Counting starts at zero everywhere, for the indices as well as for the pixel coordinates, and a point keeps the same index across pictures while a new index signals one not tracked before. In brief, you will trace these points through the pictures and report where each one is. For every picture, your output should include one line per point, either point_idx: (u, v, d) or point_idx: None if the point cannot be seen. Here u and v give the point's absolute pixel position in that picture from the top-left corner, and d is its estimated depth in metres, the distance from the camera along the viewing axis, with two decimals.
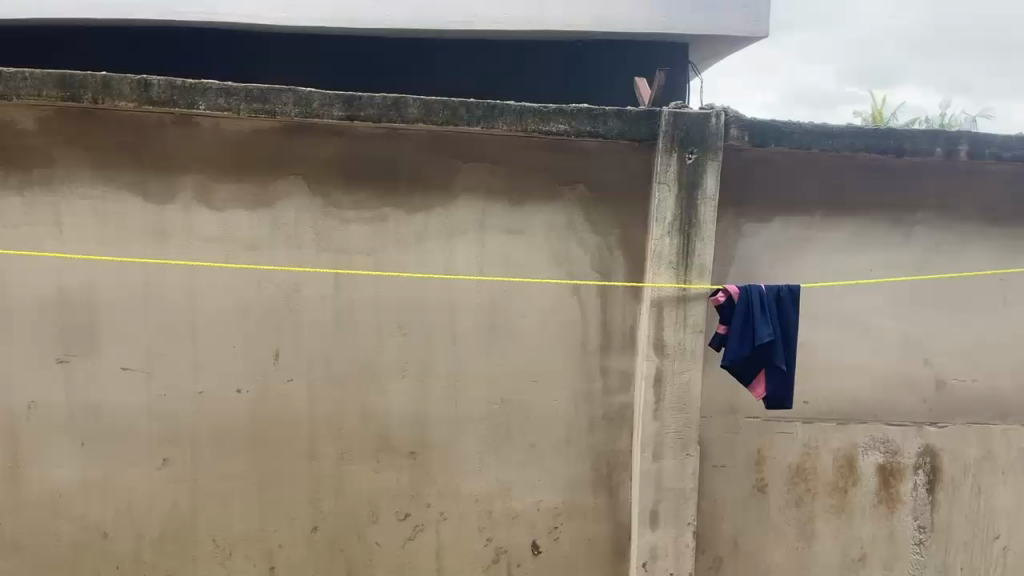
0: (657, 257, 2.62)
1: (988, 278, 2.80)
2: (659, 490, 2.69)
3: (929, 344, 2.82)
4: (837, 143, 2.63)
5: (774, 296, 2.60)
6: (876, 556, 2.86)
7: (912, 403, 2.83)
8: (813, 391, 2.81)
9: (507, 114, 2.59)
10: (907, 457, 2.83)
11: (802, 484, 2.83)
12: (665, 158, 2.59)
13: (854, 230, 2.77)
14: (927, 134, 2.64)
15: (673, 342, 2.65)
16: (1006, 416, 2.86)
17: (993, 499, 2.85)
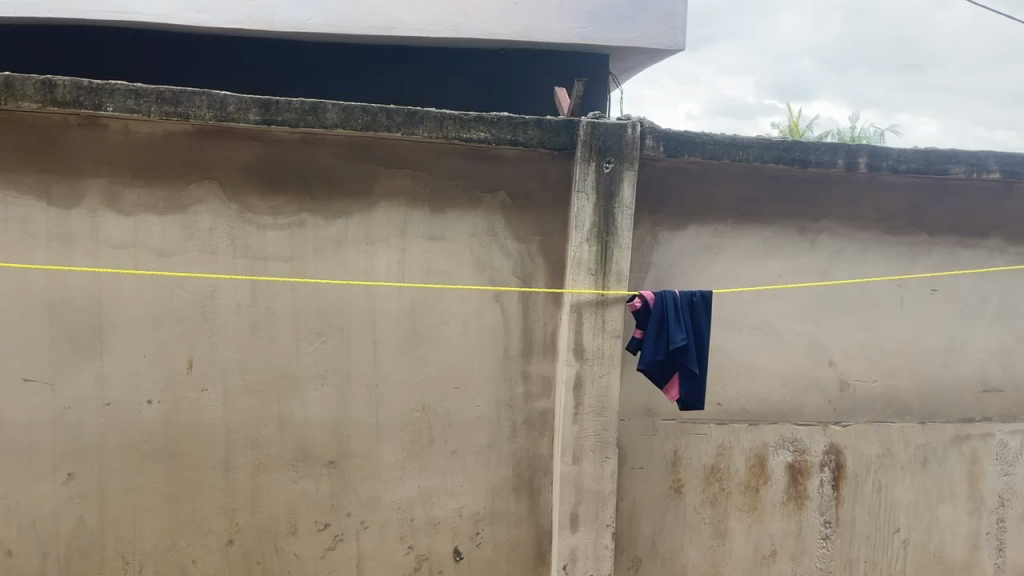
0: (576, 264, 2.67)
1: (887, 284, 2.95)
2: (579, 493, 2.73)
3: (833, 347, 2.95)
4: (746, 155, 2.73)
5: (688, 302, 2.68)
6: (785, 552, 2.97)
7: (818, 404, 2.96)
8: (726, 393, 2.91)
9: (428, 120, 2.60)
10: (814, 455, 2.96)
11: (715, 483, 2.92)
12: (583, 167, 2.64)
13: (763, 237, 2.89)
14: (830, 147, 2.76)
15: (591, 347, 2.69)
16: (904, 415, 3.01)
17: (894, 494, 2.99)
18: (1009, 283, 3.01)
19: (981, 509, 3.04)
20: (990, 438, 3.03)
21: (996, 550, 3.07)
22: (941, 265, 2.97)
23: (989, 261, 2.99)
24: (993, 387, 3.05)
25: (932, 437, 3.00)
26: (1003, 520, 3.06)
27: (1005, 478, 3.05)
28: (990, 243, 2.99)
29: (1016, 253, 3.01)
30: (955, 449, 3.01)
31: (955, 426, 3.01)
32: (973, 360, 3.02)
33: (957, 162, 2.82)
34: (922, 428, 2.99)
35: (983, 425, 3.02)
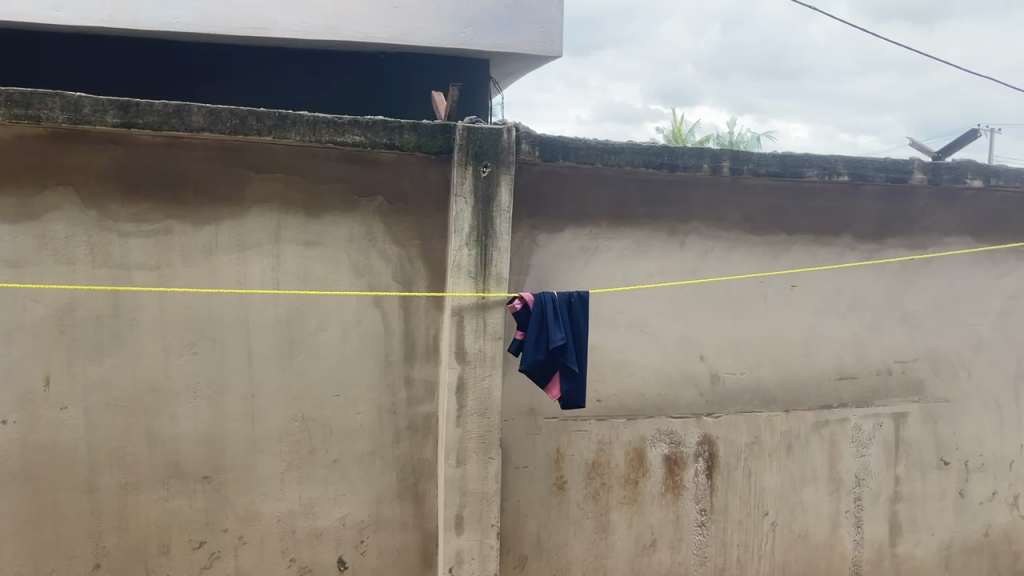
0: (456, 267, 2.68)
1: (752, 281, 3.12)
2: (463, 495, 2.74)
3: (704, 342, 3.09)
4: (619, 159, 2.82)
5: (566, 303, 2.74)
6: (664, 541, 3.09)
7: (691, 397, 3.09)
8: (605, 390, 3.00)
9: (300, 124, 2.55)
10: (689, 446, 3.09)
11: (597, 478, 3.00)
12: (461, 172, 2.65)
13: (637, 239, 2.99)
14: (696, 151, 2.90)
15: (473, 350, 2.71)
16: (771, 404, 3.18)
17: (762, 480, 3.17)
18: (859, 278, 3.23)
19: (840, 489, 3.25)
20: (846, 422, 3.24)
21: (855, 527, 3.28)
22: (799, 262, 3.17)
23: (841, 257, 3.21)
24: (849, 374, 3.26)
25: (795, 424, 3.19)
26: (860, 498, 3.28)
27: (861, 459, 3.27)
28: (841, 241, 3.21)
29: (865, 250, 3.24)
30: (815, 435, 3.21)
31: (815, 413, 3.21)
32: (830, 350, 3.23)
33: (810, 165, 3.01)
34: (785, 415, 3.18)
35: (839, 411, 3.24)
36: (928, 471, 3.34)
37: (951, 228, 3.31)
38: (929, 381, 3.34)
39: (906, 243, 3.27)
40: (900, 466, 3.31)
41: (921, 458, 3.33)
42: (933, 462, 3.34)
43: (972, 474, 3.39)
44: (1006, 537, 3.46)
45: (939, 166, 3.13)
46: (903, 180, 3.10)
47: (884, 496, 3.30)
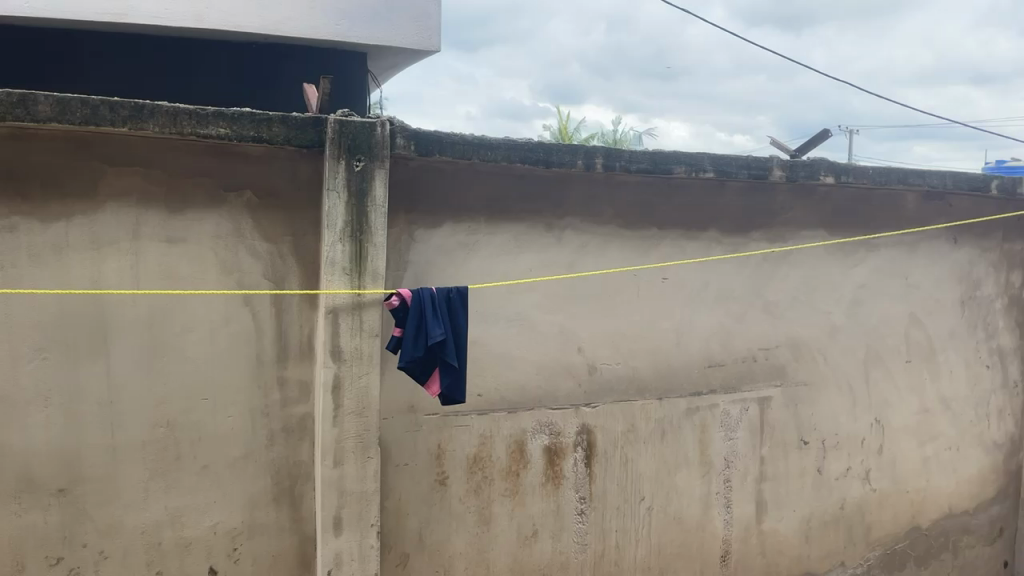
0: (331, 264, 2.62)
1: (626, 274, 3.22)
2: (341, 496, 2.69)
3: (581, 334, 3.16)
4: (494, 154, 2.84)
5: (444, 299, 2.73)
6: (545, 531, 3.14)
7: (570, 388, 3.16)
8: (485, 384, 3.01)
9: (159, 115, 2.42)
10: (568, 437, 3.15)
11: (479, 472, 3.02)
12: (333, 166, 2.59)
13: (514, 233, 3.02)
14: (570, 148, 2.95)
15: (349, 348, 2.66)
16: (645, 393, 3.29)
17: (638, 466, 3.27)
18: (726, 270, 3.39)
19: (711, 472, 3.41)
20: (715, 407, 3.40)
21: (724, 507, 3.45)
22: (670, 256, 3.29)
23: (708, 251, 3.36)
24: (717, 362, 3.42)
25: (668, 411, 3.31)
26: (729, 479, 3.45)
27: (729, 443, 3.44)
28: (708, 235, 3.35)
29: (730, 243, 3.40)
30: (687, 421, 3.35)
31: (687, 400, 3.35)
32: (699, 340, 3.38)
33: (677, 162, 3.13)
34: (659, 403, 3.30)
35: (709, 397, 3.39)
36: (790, 451, 3.55)
37: (807, 222, 3.52)
38: (790, 366, 3.55)
39: (767, 236, 3.45)
40: (765, 447, 3.51)
41: (784, 439, 3.54)
42: (794, 442, 3.56)
43: (828, 452, 3.63)
44: (859, 509, 3.72)
45: (795, 164, 3.32)
46: (763, 177, 3.28)
47: (751, 477, 3.49)
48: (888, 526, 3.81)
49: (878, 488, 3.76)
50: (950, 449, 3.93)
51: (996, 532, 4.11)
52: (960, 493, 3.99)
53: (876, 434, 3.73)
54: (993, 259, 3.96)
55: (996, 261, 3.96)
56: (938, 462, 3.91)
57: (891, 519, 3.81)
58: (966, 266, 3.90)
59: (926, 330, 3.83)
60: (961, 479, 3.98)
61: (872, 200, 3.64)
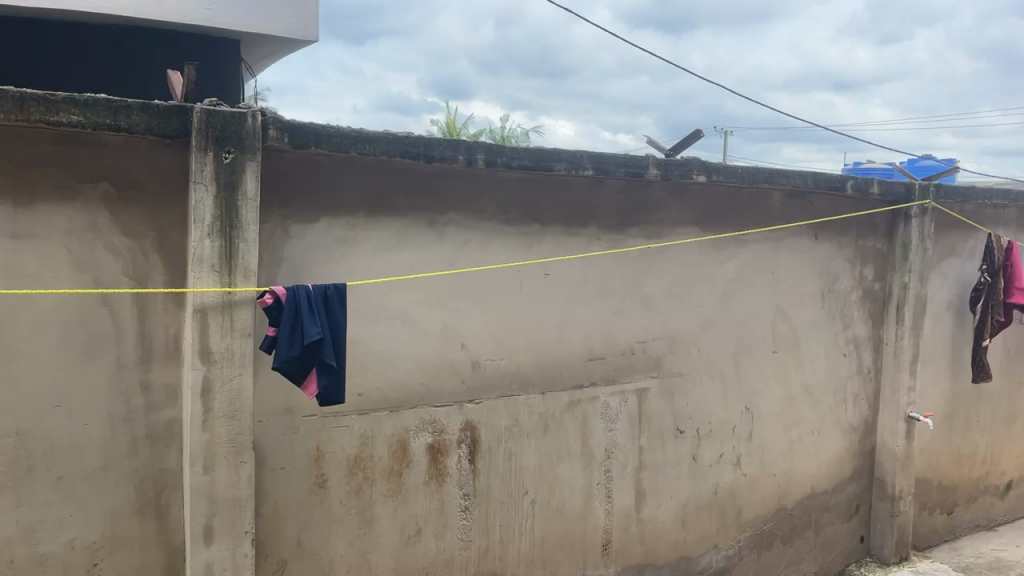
0: (198, 261, 2.48)
1: (509, 270, 3.22)
2: (212, 503, 2.56)
3: (464, 331, 3.15)
4: (373, 148, 2.78)
5: (322, 297, 2.64)
6: (429, 529, 3.11)
7: (453, 385, 3.14)
8: (365, 383, 2.95)
9: (3, 100, 2.22)
10: (452, 434, 3.14)
11: (360, 473, 2.96)
12: (199, 157, 2.45)
13: (396, 229, 2.97)
14: (450, 143, 2.93)
15: (219, 349, 2.54)
16: (529, 387, 3.32)
17: (521, 460, 3.30)
18: (605, 265, 3.47)
19: (592, 463, 3.48)
20: (596, 400, 3.47)
21: (605, 498, 3.53)
22: (551, 252, 3.32)
23: (588, 247, 3.41)
24: (597, 355, 3.49)
25: (550, 405, 3.36)
26: (610, 470, 3.53)
27: (610, 434, 3.52)
28: (588, 231, 3.41)
29: (609, 239, 3.47)
30: (569, 414, 3.40)
31: (568, 393, 3.40)
32: (580, 334, 3.44)
33: (558, 160, 3.16)
34: (542, 397, 3.34)
35: (590, 390, 3.46)
36: (666, 440, 3.68)
37: (681, 219, 3.65)
38: (666, 358, 3.67)
39: (644, 233, 3.56)
40: (643, 437, 3.61)
41: (660, 428, 3.66)
42: (670, 431, 3.69)
43: (702, 440, 3.79)
44: (731, 493, 3.90)
45: (670, 163, 3.43)
46: (639, 175, 3.37)
47: (630, 466, 3.58)
48: (757, 508, 4.01)
49: (748, 473, 3.96)
50: (812, 433, 4.19)
51: (853, 509, 4.41)
52: (822, 474, 4.26)
53: (746, 421, 3.93)
54: (850, 254, 4.24)
55: (852, 257, 4.24)
56: (801, 446, 4.15)
57: (760, 502, 4.01)
58: (826, 261, 4.16)
59: (790, 322, 4.05)
60: (822, 461, 4.25)
61: (741, 198, 3.81)
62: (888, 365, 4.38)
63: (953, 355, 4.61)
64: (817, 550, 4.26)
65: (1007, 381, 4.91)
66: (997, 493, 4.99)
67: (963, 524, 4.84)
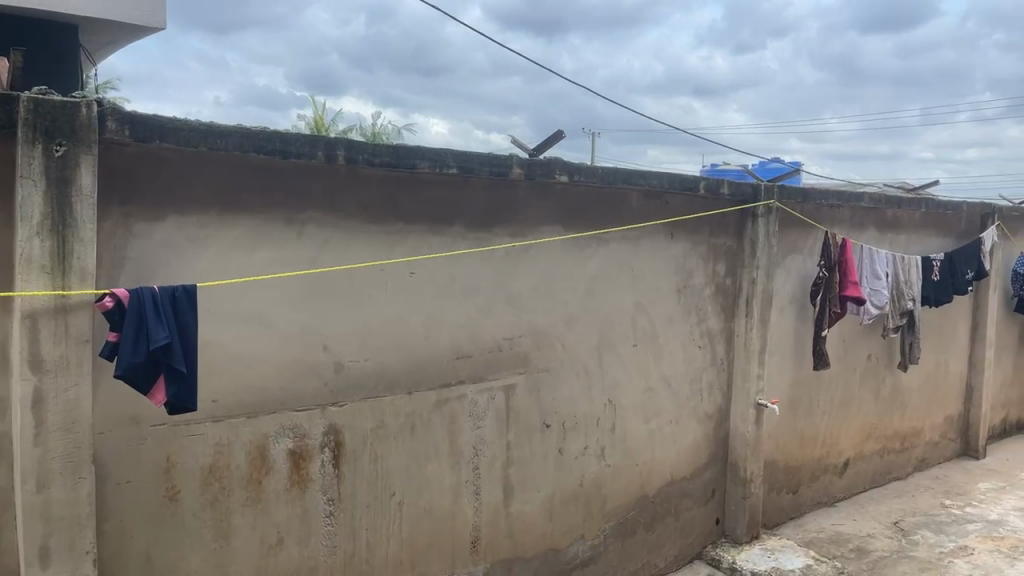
0: (25, 262, 2.27)
1: (373, 269, 3.16)
2: (48, 523, 2.37)
3: (326, 332, 3.06)
4: (224, 142, 2.66)
5: (169, 299, 2.49)
6: (291, 538, 3.01)
7: (315, 388, 3.05)
8: (220, 389, 2.81)
9: None
10: (314, 438, 3.05)
11: (215, 483, 2.82)
12: (26, 150, 2.25)
13: (251, 227, 2.84)
14: (308, 138, 2.84)
15: (53, 357, 2.35)
16: (395, 388, 3.27)
17: (387, 462, 3.25)
18: (471, 264, 3.47)
19: (460, 461, 3.48)
20: (463, 398, 3.48)
21: (473, 495, 3.54)
22: (416, 250, 3.28)
23: (454, 245, 3.40)
24: (464, 353, 3.49)
25: (417, 405, 3.33)
26: (478, 467, 3.55)
27: (477, 431, 3.53)
28: (454, 230, 3.39)
29: (475, 237, 3.47)
30: (436, 413, 3.39)
31: (435, 392, 3.39)
32: (447, 332, 3.42)
33: (422, 158, 3.13)
34: (408, 397, 3.30)
35: (457, 388, 3.45)
36: (533, 435, 3.74)
37: (545, 218, 3.71)
38: (532, 354, 3.73)
39: (509, 231, 3.58)
40: (510, 433, 3.65)
41: (527, 423, 3.71)
42: (537, 426, 3.75)
43: (568, 433, 3.88)
44: (596, 484, 4.02)
45: (533, 162, 3.48)
46: (503, 174, 3.40)
47: (498, 462, 3.62)
48: (621, 498, 4.15)
49: (612, 464, 4.09)
50: (670, 423, 4.38)
51: (709, 493, 4.65)
52: (680, 461, 4.46)
53: (609, 414, 4.06)
54: (703, 251, 4.47)
55: (705, 254, 4.47)
56: (661, 435, 4.33)
57: (623, 490, 4.15)
58: (681, 258, 4.36)
59: (649, 316, 4.22)
60: (680, 449, 4.45)
61: (603, 198, 3.93)
62: (739, 355, 4.64)
63: (797, 345, 4.95)
64: (677, 534, 4.46)
65: (844, 369, 5.33)
66: (836, 472, 5.41)
67: (807, 501, 5.21)
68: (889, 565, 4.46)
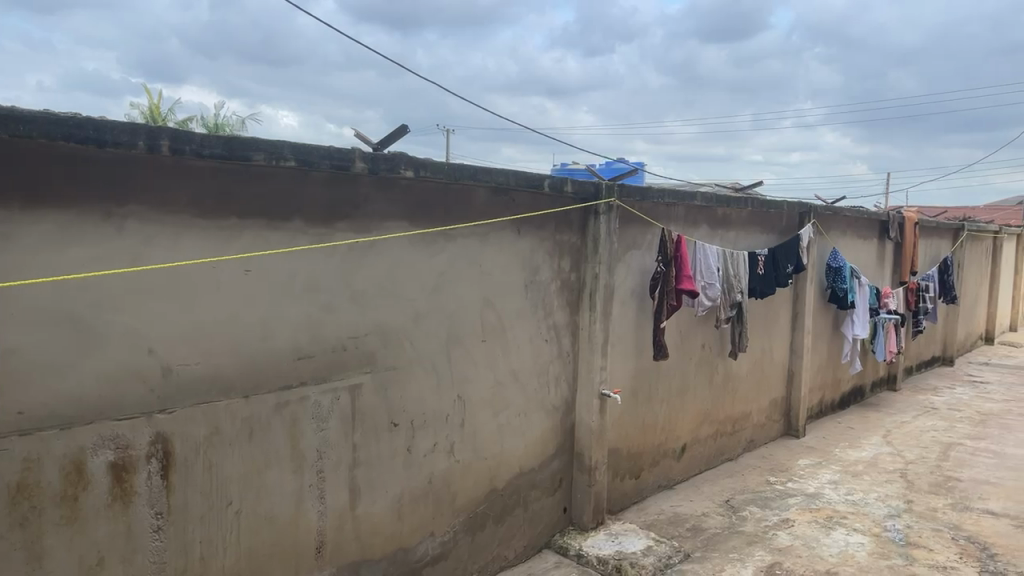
0: None
1: (204, 266, 2.98)
2: None
3: (151, 334, 2.86)
4: (28, 129, 2.41)
5: None
6: (115, 556, 2.80)
7: (139, 394, 2.84)
8: (26, 399, 2.56)
9: None
10: (138, 449, 2.84)
11: (24, 502, 2.57)
12: None
13: (63, 221, 2.59)
14: (127, 126, 2.64)
15: None
16: (229, 392, 3.11)
17: (222, 469, 3.09)
18: (312, 260, 3.35)
19: (302, 465, 3.37)
20: (305, 400, 3.36)
21: (317, 499, 3.43)
22: (252, 246, 3.12)
23: (294, 241, 3.26)
24: (306, 353, 3.37)
25: (255, 409, 3.19)
26: (322, 471, 3.45)
27: (321, 434, 3.43)
28: (292, 225, 3.25)
29: (316, 234, 3.35)
30: (276, 417, 3.26)
31: (275, 395, 3.25)
32: (287, 332, 3.29)
33: (256, 149, 2.99)
34: (244, 401, 3.15)
35: (298, 390, 3.33)
36: (380, 434, 3.68)
37: (390, 213, 3.64)
38: (378, 353, 3.66)
39: (353, 227, 3.49)
40: (356, 434, 3.58)
41: (374, 423, 3.65)
42: (384, 425, 3.69)
43: (416, 431, 3.85)
44: (445, 480, 4.02)
45: (376, 156, 3.43)
46: (345, 168, 3.31)
47: (343, 464, 3.53)
48: (470, 493, 4.17)
49: (461, 460, 4.10)
50: (518, 416, 4.45)
51: (556, 483, 4.77)
52: (528, 453, 4.54)
53: (458, 410, 4.07)
54: (548, 248, 4.57)
55: (550, 250, 4.57)
56: (510, 429, 4.39)
57: (472, 486, 4.18)
58: (528, 254, 4.43)
59: (497, 311, 4.27)
60: (527, 441, 4.54)
61: (449, 194, 3.92)
62: (584, 348, 4.80)
63: (637, 337, 5.18)
64: (526, 525, 4.54)
65: (680, 358, 5.63)
66: (674, 456, 5.70)
67: (648, 486, 5.46)
68: (721, 541, 4.76)
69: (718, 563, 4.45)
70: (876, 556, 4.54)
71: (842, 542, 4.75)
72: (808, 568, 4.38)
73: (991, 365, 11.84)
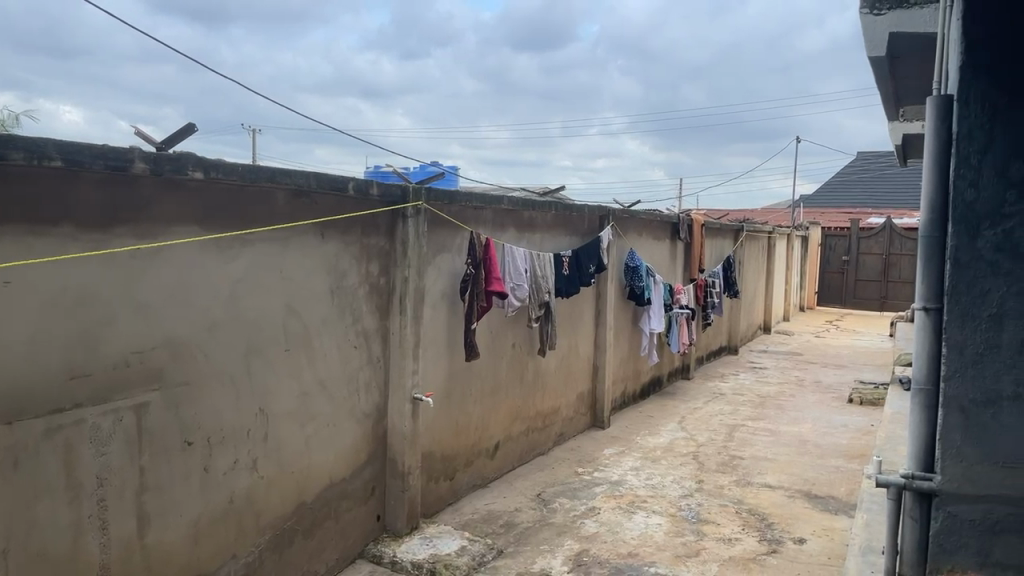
0: None
1: None
2: None
3: None
4: None
5: None
6: None
7: None
8: None
9: None
10: None
11: None
12: None
13: None
14: None
15: None
16: None
17: None
18: (86, 269, 3.05)
19: (80, 495, 3.07)
20: (82, 423, 3.06)
21: (99, 530, 3.14)
22: (11, 255, 2.78)
23: (63, 249, 2.95)
24: (81, 372, 3.06)
25: (20, 435, 2.85)
26: (104, 499, 3.16)
27: (101, 459, 3.14)
28: (61, 231, 2.93)
29: (89, 240, 3.04)
30: (46, 444, 2.94)
31: (43, 420, 2.93)
32: (57, 349, 2.97)
33: (12, 147, 2.68)
34: (7, 429, 2.81)
35: (73, 413, 3.03)
36: (172, 455, 3.43)
37: (177, 217, 3.39)
38: (168, 368, 3.41)
39: (134, 232, 3.21)
40: (143, 457, 3.31)
41: (164, 443, 3.40)
42: (176, 445, 3.45)
43: (213, 449, 3.63)
44: (246, 498, 3.82)
45: (159, 157, 3.20)
46: (123, 169, 3.06)
47: (129, 489, 3.26)
48: (276, 510, 4.00)
49: (264, 475, 3.92)
50: (327, 426, 4.33)
51: (369, 492, 4.70)
52: (338, 464, 4.43)
53: (260, 424, 3.89)
54: (355, 252, 4.48)
55: (357, 255, 4.49)
56: (318, 440, 4.26)
57: (278, 502, 4.01)
58: (332, 259, 4.33)
59: (301, 319, 4.12)
60: (337, 451, 4.42)
61: (245, 196, 3.72)
62: (394, 353, 4.76)
63: (449, 339, 5.22)
64: (338, 537, 4.42)
65: (491, 358, 5.75)
66: (488, 454, 5.80)
67: (463, 486, 5.51)
68: (533, 534, 4.91)
69: (529, 556, 4.58)
70: (672, 534, 4.89)
71: (642, 524, 5.06)
72: (612, 552, 4.62)
73: (769, 352, 13.17)
